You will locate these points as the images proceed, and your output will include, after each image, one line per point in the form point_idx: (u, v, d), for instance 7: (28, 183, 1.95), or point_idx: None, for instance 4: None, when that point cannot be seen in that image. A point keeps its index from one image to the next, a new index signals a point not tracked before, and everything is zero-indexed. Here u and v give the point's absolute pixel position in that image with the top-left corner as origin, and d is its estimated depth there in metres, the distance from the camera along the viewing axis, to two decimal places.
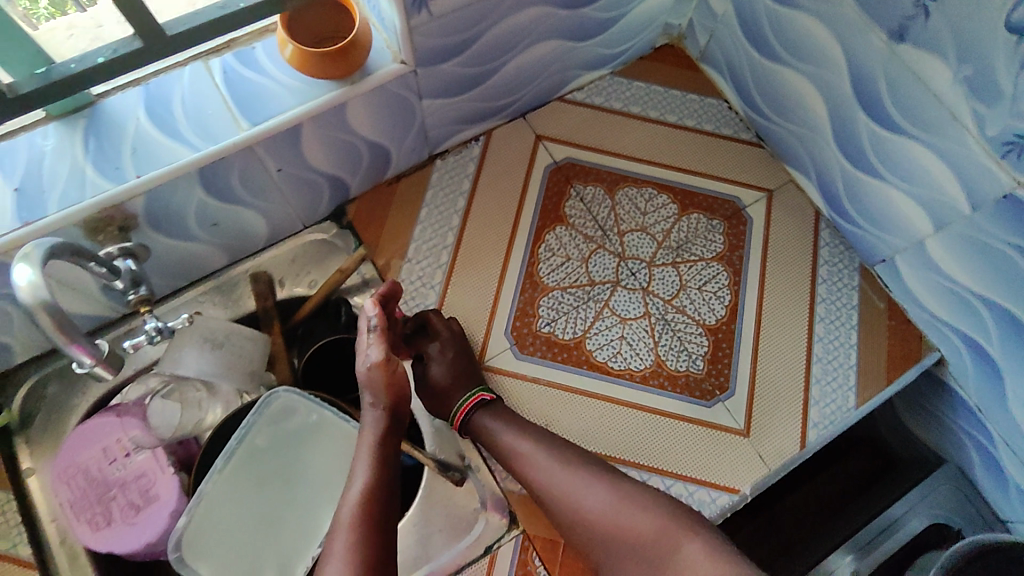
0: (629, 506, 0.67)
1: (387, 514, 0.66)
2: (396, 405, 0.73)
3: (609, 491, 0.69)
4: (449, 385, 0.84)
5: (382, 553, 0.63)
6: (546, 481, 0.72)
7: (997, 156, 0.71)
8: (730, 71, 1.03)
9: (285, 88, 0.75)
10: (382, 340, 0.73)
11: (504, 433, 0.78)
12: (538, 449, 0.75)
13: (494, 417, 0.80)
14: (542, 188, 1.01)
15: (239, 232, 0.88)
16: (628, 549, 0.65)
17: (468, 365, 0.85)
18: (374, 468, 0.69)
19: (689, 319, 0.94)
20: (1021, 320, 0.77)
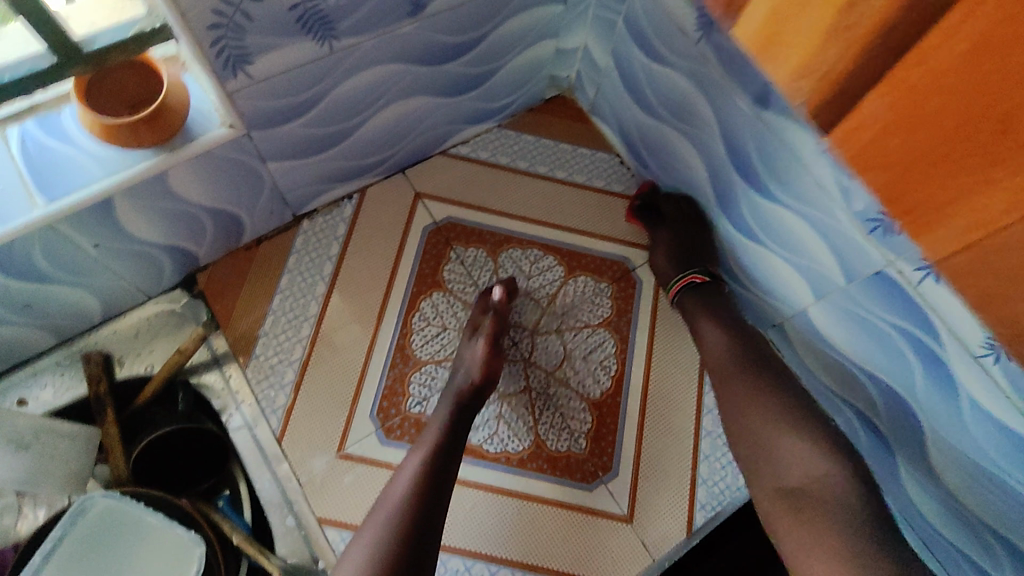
0: (808, 452, 0.68)
1: (442, 477, 0.66)
2: (484, 383, 0.77)
3: (787, 445, 0.69)
4: (665, 261, 0.90)
5: (425, 515, 0.63)
6: (722, 390, 0.76)
7: (866, 232, 0.65)
8: (617, 125, 0.98)
9: (93, 159, 0.67)
10: (490, 327, 0.81)
11: (716, 339, 0.81)
12: (765, 384, 0.74)
13: (710, 320, 0.83)
14: (417, 251, 0.94)
15: (61, 310, 0.79)
16: (766, 465, 0.69)
17: (683, 249, 0.89)
18: (439, 437, 0.70)
19: (572, 393, 0.87)
20: (906, 398, 0.73)
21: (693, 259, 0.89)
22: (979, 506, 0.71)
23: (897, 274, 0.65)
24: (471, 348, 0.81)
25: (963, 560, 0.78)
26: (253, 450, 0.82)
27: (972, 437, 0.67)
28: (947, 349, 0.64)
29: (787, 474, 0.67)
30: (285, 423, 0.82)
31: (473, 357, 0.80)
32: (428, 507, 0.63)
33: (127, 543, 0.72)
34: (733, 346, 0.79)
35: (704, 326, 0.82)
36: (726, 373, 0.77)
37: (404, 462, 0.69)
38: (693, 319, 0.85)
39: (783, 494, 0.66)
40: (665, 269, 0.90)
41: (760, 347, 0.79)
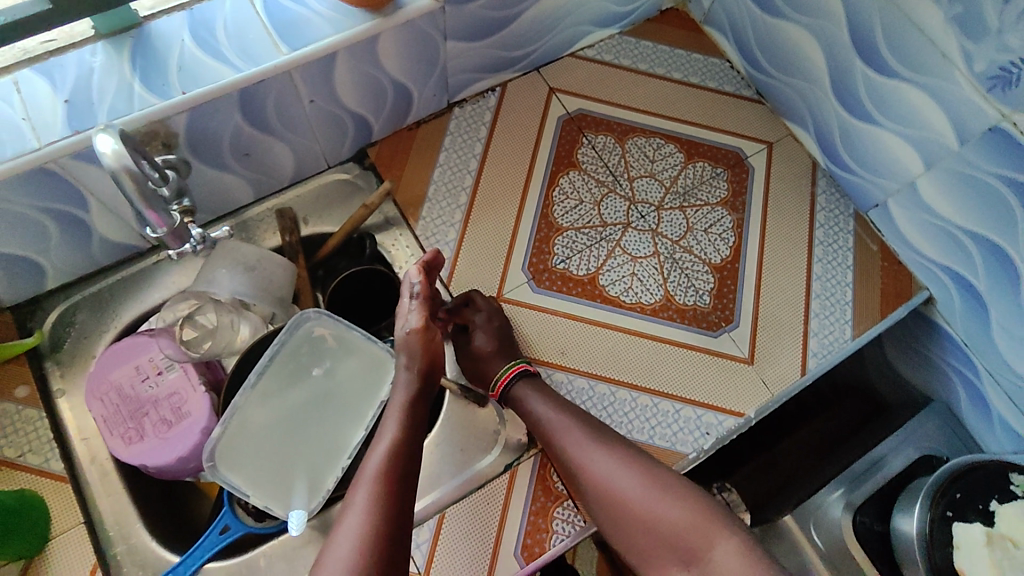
0: (668, 499, 0.70)
1: (407, 474, 0.69)
2: (429, 369, 0.78)
3: (641, 483, 0.72)
4: (490, 355, 0.87)
5: (395, 521, 0.64)
6: (603, 474, 0.74)
7: (984, 91, 0.77)
8: (731, 31, 1.09)
9: (323, 18, 0.79)
10: (422, 306, 0.80)
11: (543, 408, 0.81)
12: (596, 428, 0.78)
13: (533, 390, 0.83)
14: (555, 136, 1.06)
15: (267, 164, 0.91)
16: (647, 532, 0.70)
17: (511, 339, 0.89)
18: (396, 439, 0.71)
19: (695, 258, 0.99)
20: (1006, 250, 0.84)
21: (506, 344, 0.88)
22: None
23: (1011, 126, 0.76)
24: (403, 331, 0.79)
25: None
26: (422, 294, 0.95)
27: None
28: None
29: (647, 520, 0.70)
30: (452, 272, 0.96)
31: (409, 343, 0.78)
32: (398, 514, 0.65)
33: (332, 356, 0.84)
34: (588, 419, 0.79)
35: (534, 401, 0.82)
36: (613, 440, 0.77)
37: (360, 465, 0.70)
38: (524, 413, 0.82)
39: (652, 538, 0.69)
40: (488, 356, 0.87)
41: (571, 403, 0.82)
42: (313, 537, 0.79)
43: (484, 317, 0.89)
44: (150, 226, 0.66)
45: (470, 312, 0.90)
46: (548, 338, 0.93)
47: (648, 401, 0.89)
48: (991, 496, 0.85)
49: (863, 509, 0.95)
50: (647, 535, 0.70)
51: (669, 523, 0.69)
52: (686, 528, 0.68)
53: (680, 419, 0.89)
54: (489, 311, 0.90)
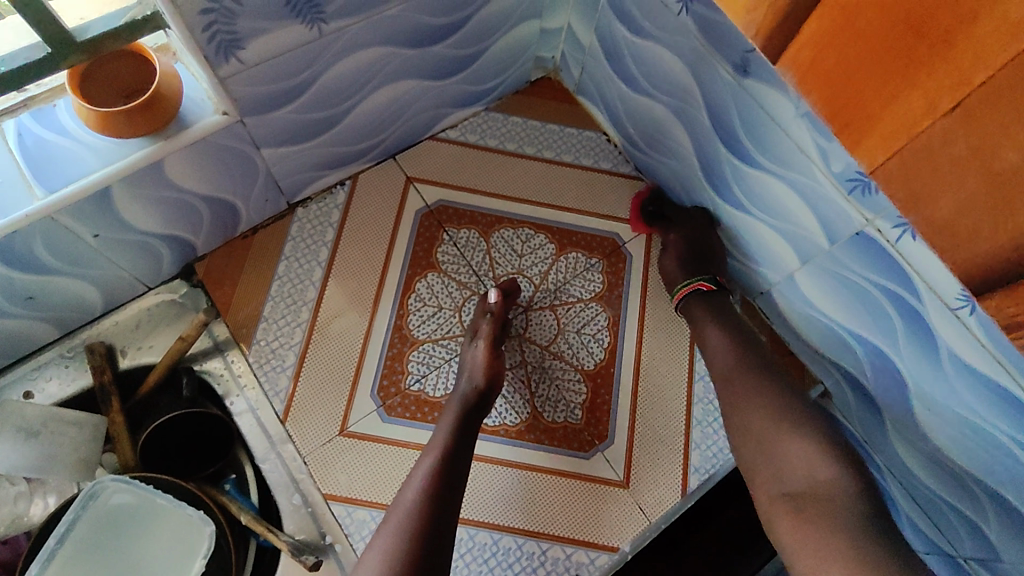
0: (791, 425, 0.66)
1: (454, 480, 0.66)
2: (488, 387, 0.78)
3: (766, 419, 0.68)
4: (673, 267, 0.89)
5: (432, 530, 0.61)
6: (735, 409, 0.71)
7: (846, 192, 0.68)
8: (603, 103, 1.00)
9: (90, 149, 0.69)
10: (489, 327, 0.83)
11: (710, 330, 0.80)
12: (747, 363, 0.74)
13: (702, 311, 0.83)
14: (411, 233, 0.95)
15: (65, 302, 0.80)
16: (763, 462, 0.66)
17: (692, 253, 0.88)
18: (446, 442, 0.70)
19: (567, 366, 0.89)
20: (891, 356, 0.75)
21: (698, 258, 0.88)
22: (964, 457, 0.74)
23: (876, 232, 0.67)
24: (472, 352, 0.82)
25: (952, 511, 0.81)
26: (257, 432, 0.84)
27: (954, 388, 0.69)
28: (926, 303, 0.67)
29: (761, 446, 0.67)
30: (288, 404, 0.84)
31: (475, 362, 0.80)
32: (440, 520, 0.62)
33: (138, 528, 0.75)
34: (734, 355, 0.75)
35: (705, 326, 0.81)
36: (729, 367, 0.75)
37: (413, 470, 0.69)
38: (693, 324, 0.84)
39: (770, 464, 0.66)
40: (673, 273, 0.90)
41: (742, 325, 0.80)
42: None
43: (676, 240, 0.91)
44: None
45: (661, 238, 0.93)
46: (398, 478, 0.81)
47: (510, 544, 0.80)
48: None
49: None
50: (759, 465, 0.66)
51: (786, 451, 0.65)
52: (800, 469, 0.63)
53: (545, 561, 0.79)
54: (688, 223, 0.90)
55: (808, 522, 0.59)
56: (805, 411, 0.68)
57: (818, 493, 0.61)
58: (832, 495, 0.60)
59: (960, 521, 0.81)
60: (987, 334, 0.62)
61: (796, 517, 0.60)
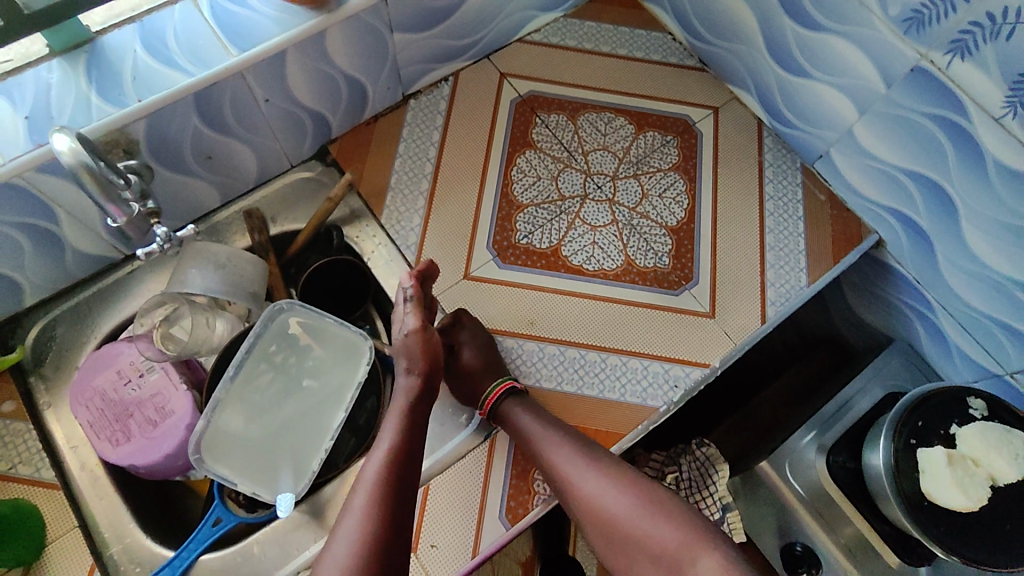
0: (650, 519, 0.76)
1: (407, 479, 0.73)
2: (429, 370, 0.83)
3: (626, 506, 0.78)
4: (476, 373, 0.89)
5: (390, 536, 0.69)
6: (591, 490, 0.80)
7: (901, 33, 0.81)
8: (670, 4, 1.13)
9: (268, 19, 0.83)
10: (416, 312, 0.84)
11: (524, 418, 0.85)
12: (572, 441, 0.83)
13: (519, 404, 0.86)
14: (509, 119, 1.09)
15: (232, 168, 0.95)
16: (636, 545, 0.76)
17: (499, 357, 0.91)
18: (394, 443, 0.76)
19: (652, 223, 1.03)
20: (945, 188, 0.88)
21: (495, 362, 0.90)
22: (1012, 268, 0.86)
23: (929, 64, 0.80)
24: (400, 335, 0.83)
25: (1000, 330, 0.93)
26: (393, 279, 0.97)
27: (998, 197, 0.82)
28: (974, 121, 0.80)
29: (628, 528, 0.77)
30: (420, 255, 0.98)
31: (408, 348, 0.83)
32: (396, 523, 0.70)
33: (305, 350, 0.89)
34: (575, 436, 0.84)
35: (535, 429, 0.84)
36: (564, 459, 0.81)
37: (361, 470, 0.74)
38: (518, 433, 0.85)
39: (638, 549, 0.76)
40: (478, 372, 0.89)
41: (559, 416, 0.86)
42: (307, 520, 0.82)
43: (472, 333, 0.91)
44: (110, 217, 0.73)
45: (442, 325, 0.92)
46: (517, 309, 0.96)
47: (617, 359, 0.93)
48: (951, 421, 0.89)
49: (835, 450, 0.99)
50: (616, 543, 0.77)
51: (653, 537, 0.75)
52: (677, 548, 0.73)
53: (648, 374, 0.92)
54: (478, 326, 0.92)
55: None
56: (660, 500, 0.78)
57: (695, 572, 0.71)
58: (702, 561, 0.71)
59: (1007, 338, 0.93)
60: None
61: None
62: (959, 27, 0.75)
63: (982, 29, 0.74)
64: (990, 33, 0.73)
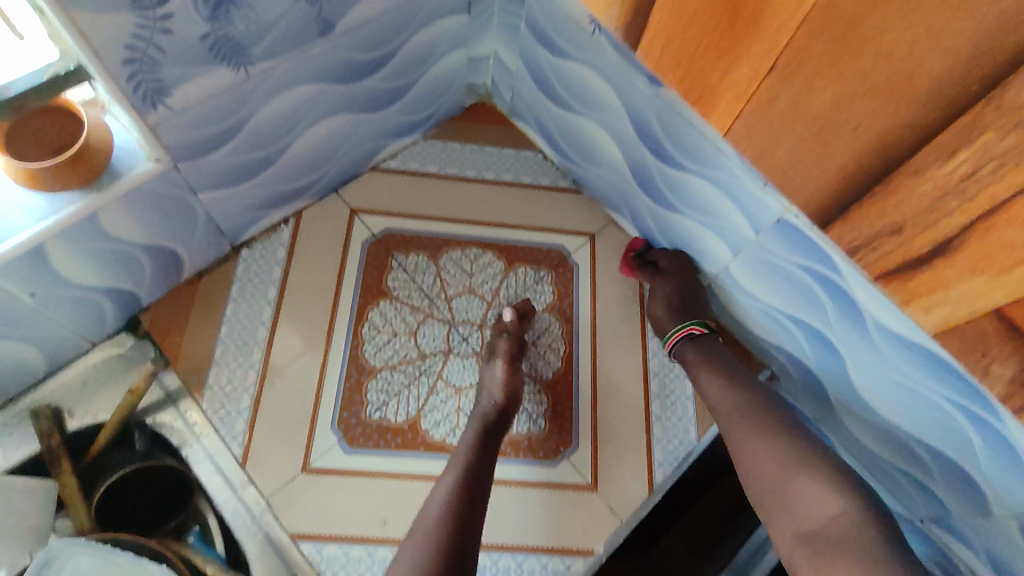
0: (793, 462, 0.68)
1: (479, 490, 0.68)
2: (508, 405, 0.80)
3: (775, 454, 0.69)
4: (661, 316, 0.89)
5: (461, 541, 0.62)
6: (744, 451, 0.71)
7: (762, 183, 0.72)
8: (536, 122, 1.04)
9: (23, 208, 0.68)
10: (507, 345, 0.86)
11: (709, 378, 0.80)
12: (753, 404, 0.75)
13: (700, 357, 0.83)
14: (360, 263, 0.96)
15: (5, 368, 0.78)
16: (776, 503, 0.67)
17: (683, 301, 0.88)
18: (468, 460, 0.72)
19: (525, 378, 0.91)
20: (825, 333, 0.80)
21: (684, 300, 0.89)
22: (907, 424, 0.78)
23: (794, 217, 0.72)
24: (490, 369, 0.85)
25: (905, 478, 0.85)
26: (218, 481, 0.81)
27: (886, 357, 0.73)
28: (849, 280, 0.71)
29: (775, 482, 0.68)
30: (248, 447, 0.83)
31: (494, 379, 0.83)
32: (467, 525, 0.64)
33: None
34: (746, 400, 0.75)
35: (706, 384, 0.79)
36: (726, 416, 0.75)
37: (436, 485, 0.70)
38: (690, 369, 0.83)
39: (779, 507, 0.66)
40: (662, 320, 0.89)
41: (739, 371, 0.80)
42: None
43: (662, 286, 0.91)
44: None
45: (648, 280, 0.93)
46: (368, 508, 0.81)
47: (484, 558, 0.80)
48: None
49: None
50: (774, 503, 0.67)
51: (796, 490, 0.66)
52: (815, 505, 0.64)
53: (522, 573, 0.80)
54: (672, 273, 0.91)
55: (825, 560, 0.60)
56: (810, 450, 0.68)
57: (830, 535, 0.61)
58: (841, 531, 0.61)
59: (911, 486, 0.85)
60: None
61: (811, 555, 0.61)
62: None
63: None
64: None
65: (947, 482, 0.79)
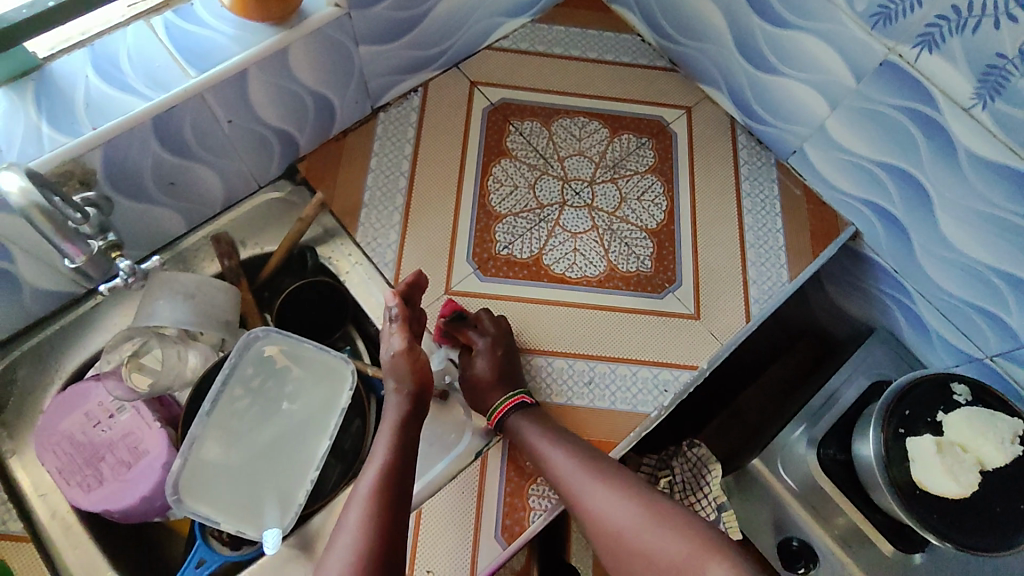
0: (651, 530, 0.76)
1: (400, 495, 0.73)
2: (419, 390, 0.81)
3: (631, 516, 0.78)
4: (487, 384, 0.88)
5: (382, 558, 0.69)
6: (601, 511, 0.79)
7: (869, 28, 0.82)
8: (637, 6, 1.13)
9: (227, 39, 0.81)
10: (402, 331, 0.80)
11: (551, 447, 0.82)
12: (597, 466, 0.81)
13: (527, 420, 0.85)
14: (481, 128, 1.07)
15: (196, 194, 0.91)
16: (642, 563, 0.75)
17: (512, 366, 0.88)
18: (387, 459, 0.76)
19: (632, 227, 1.02)
20: (914, 173, 0.89)
21: (510, 370, 0.88)
22: (990, 255, 0.87)
23: (898, 58, 0.81)
24: (388, 355, 0.80)
25: (979, 317, 0.94)
26: (372, 298, 0.94)
27: (972, 185, 0.83)
28: (945, 113, 0.80)
29: (639, 552, 0.76)
30: (398, 272, 0.96)
31: (394, 366, 0.80)
32: (389, 539, 0.71)
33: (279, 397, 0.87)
34: (585, 456, 0.82)
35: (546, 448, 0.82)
36: (578, 472, 0.80)
37: (357, 484, 0.75)
38: (522, 441, 0.84)
39: (643, 564, 0.75)
40: (489, 383, 0.88)
41: (572, 436, 0.85)
42: (297, 554, 0.79)
43: (487, 350, 0.89)
44: (69, 258, 0.67)
45: (470, 342, 0.90)
46: (502, 323, 0.94)
47: (606, 366, 0.92)
48: (937, 408, 0.88)
49: (824, 443, 1.01)
50: (618, 554, 0.77)
51: (656, 551, 0.74)
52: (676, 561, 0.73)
53: (637, 380, 0.91)
54: (492, 337, 0.90)
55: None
56: (661, 510, 0.78)
57: None
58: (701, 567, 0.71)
59: (987, 325, 0.94)
60: (997, 124, 0.76)
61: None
62: (925, 21, 0.76)
63: (948, 23, 0.74)
64: (956, 27, 0.74)
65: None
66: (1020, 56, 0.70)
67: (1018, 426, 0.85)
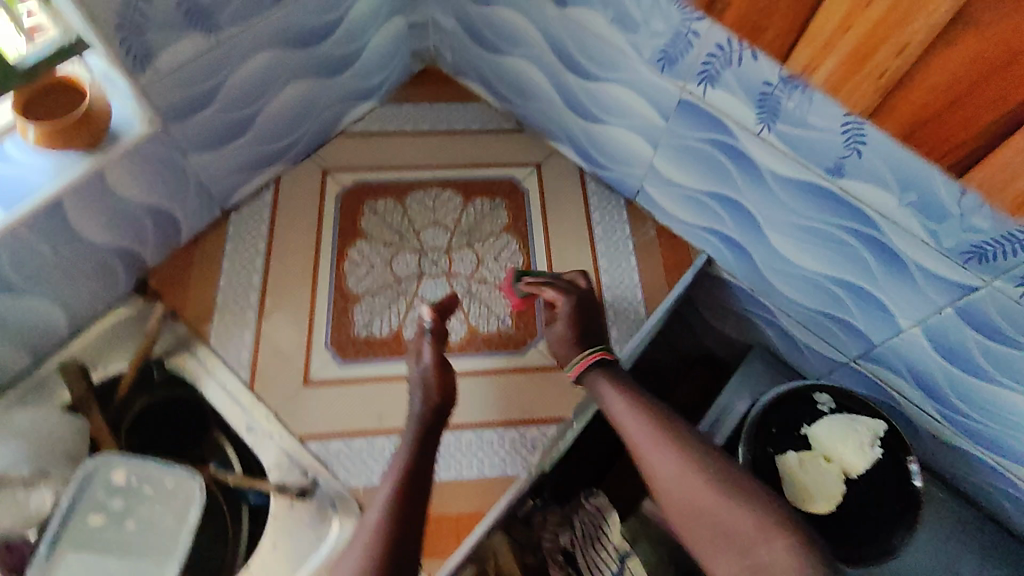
0: (719, 495, 0.62)
1: (415, 493, 0.65)
2: (441, 404, 0.78)
3: (699, 477, 0.64)
4: (435, 372, 0.81)
5: (394, 551, 0.60)
6: (654, 469, 0.66)
7: (659, 72, 0.86)
8: (477, 76, 1.17)
9: (38, 170, 0.81)
10: (433, 344, 0.84)
11: (617, 399, 0.74)
12: (676, 436, 0.68)
13: (609, 383, 0.76)
14: (335, 213, 1.08)
15: (33, 324, 0.89)
16: (705, 519, 0.61)
17: (585, 325, 0.84)
18: (404, 463, 0.69)
19: (491, 287, 1.03)
20: (736, 198, 0.92)
21: (592, 333, 0.84)
22: (819, 266, 0.89)
23: (690, 95, 0.85)
24: (419, 369, 0.82)
25: (832, 322, 0.95)
26: (231, 402, 0.94)
27: (784, 202, 0.86)
28: (741, 139, 0.84)
29: (704, 518, 0.62)
30: (253, 372, 0.95)
31: (425, 380, 0.80)
32: (406, 530, 0.62)
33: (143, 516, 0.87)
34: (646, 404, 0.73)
35: (610, 398, 0.75)
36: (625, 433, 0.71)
37: (374, 493, 0.67)
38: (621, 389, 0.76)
39: (705, 527, 0.61)
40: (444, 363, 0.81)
41: (641, 386, 0.76)
42: None
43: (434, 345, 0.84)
44: None
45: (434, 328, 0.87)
46: (364, 404, 0.94)
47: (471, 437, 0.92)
48: (803, 422, 0.89)
49: None
50: (688, 526, 0.62)
51: (727, 519, 0.60)
52: (774, 546, 0.57)
53: (503, 442, 0.93)
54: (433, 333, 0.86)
55: None
56: (739, 480, 0.63)
57: (776, 567, 0.56)
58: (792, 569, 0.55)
59: (840, 329, 0.95)
60: (785, 143, 0.80)
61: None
62: (702, 58, 0.79)
63: (720, 57, 0.77)
64: (725, 61, 0.77)
65: (864, 311, 0.89)
66: (782, 83, 0.74)
67: (879, 428, 0.85)
